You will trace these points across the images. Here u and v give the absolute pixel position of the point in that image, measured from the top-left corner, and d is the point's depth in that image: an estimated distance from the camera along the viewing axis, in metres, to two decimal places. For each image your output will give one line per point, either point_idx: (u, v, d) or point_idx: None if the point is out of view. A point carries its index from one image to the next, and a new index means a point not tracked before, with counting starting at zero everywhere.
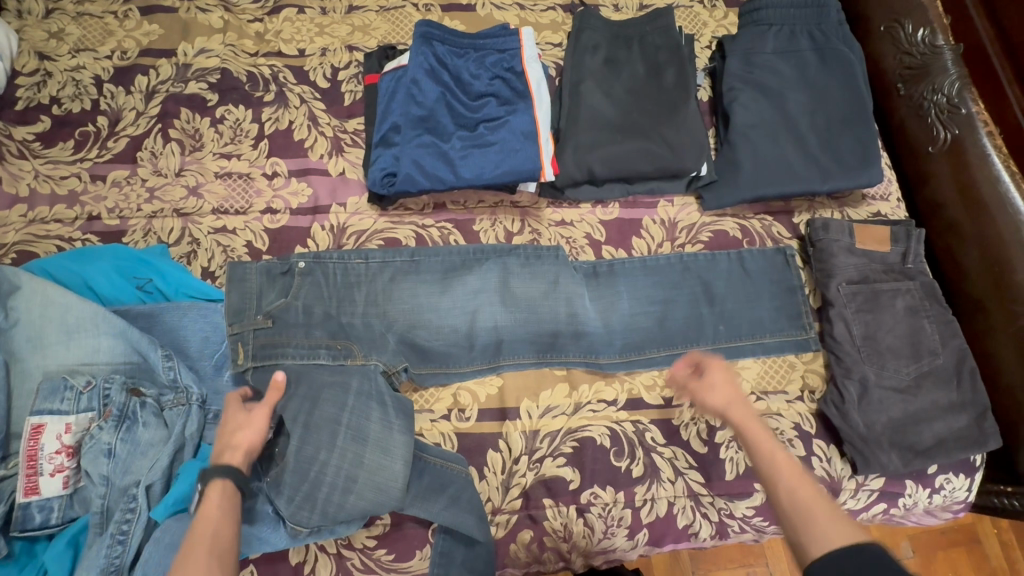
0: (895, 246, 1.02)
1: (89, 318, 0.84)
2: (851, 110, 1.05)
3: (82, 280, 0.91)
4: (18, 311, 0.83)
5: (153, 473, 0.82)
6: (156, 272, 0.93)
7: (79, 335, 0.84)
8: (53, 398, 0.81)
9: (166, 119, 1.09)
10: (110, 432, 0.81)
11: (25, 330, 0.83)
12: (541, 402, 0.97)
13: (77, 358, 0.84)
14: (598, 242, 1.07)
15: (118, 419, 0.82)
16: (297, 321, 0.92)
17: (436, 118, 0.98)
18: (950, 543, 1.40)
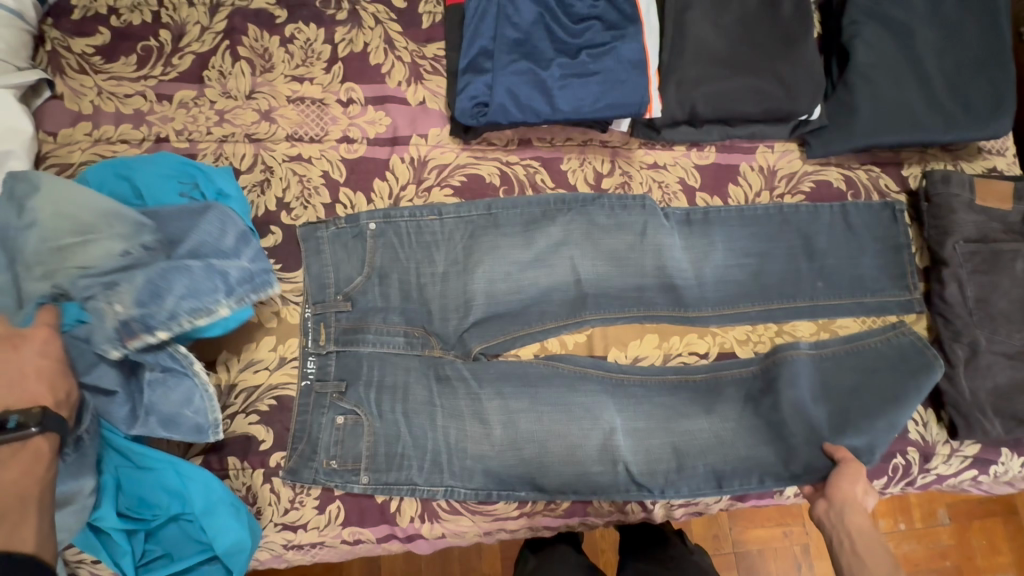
0: (1018, 204, 0.94)
1: (108, 216, 0.74)
2: (985, 50, 0.95)
3: (127, 182, 0.85)
4: (32, 208, 0.72)
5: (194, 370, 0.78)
6: (203, 178, 0.87)
7: (95, 235, 0.73)
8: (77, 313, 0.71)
9: (233, 36, 1.00)
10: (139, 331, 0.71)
11: (34, 230, 0.72)
12: (629, 352, 0.93)
13: (88, 258, 0.72)
14: (692, 188, 1.00)
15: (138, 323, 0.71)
16: (373, 302, 0.89)
17: (533, 43, 0.90)
18: (986, 513, 1.39)
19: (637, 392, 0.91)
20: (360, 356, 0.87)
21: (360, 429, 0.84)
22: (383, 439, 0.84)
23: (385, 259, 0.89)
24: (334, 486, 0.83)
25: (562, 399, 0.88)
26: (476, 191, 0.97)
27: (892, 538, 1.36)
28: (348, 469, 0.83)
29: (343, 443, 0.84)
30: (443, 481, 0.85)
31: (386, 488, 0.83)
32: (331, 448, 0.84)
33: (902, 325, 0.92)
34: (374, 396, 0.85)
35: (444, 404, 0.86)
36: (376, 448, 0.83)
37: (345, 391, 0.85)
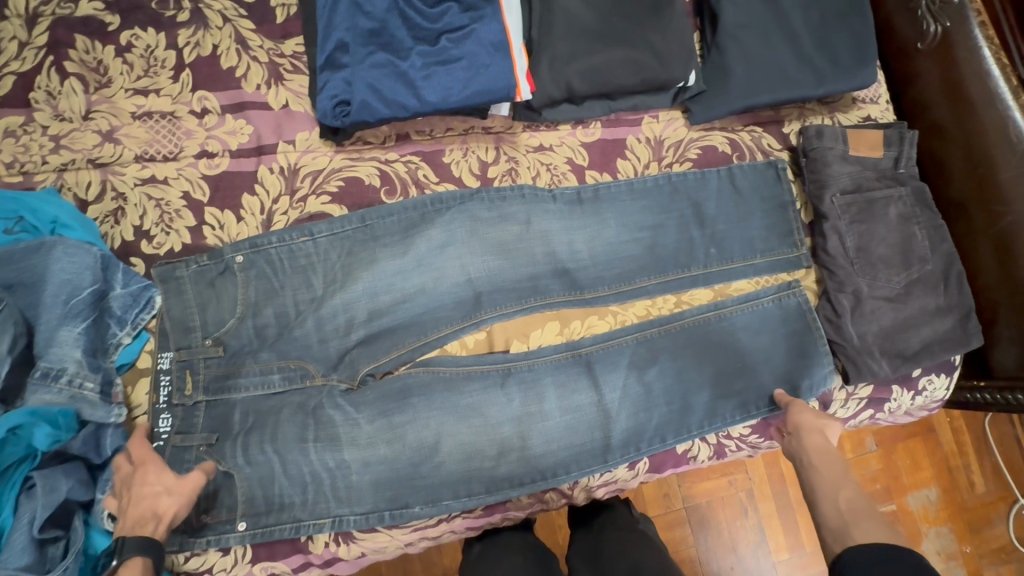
0: (888, 150, 0.97)
1: None
2: (844, 2, 0.96)
3: None
4: None
5: (99, 409, 0.74)
6: (27, 209, 0.78)
7: None
8: None
9: (59, 50, 0.90)
10: (52, 390, 0.71)
11: None
12: (532, 342, 0.92)
13: None
14: (581, 166, 0.99)
15: (45, 375, 0.71)
16: (246, 344, 0.84)
17: (389, 31, 0.84)
18: (909, 434, 1.48)
19: (544, 380, 0.90)
20: (234, 404, 0.83)
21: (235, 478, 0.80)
22: (257, 482, 0.79)
23: (258, 293, 0.84)
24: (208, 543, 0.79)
25: (447, 402, 0.86)
26: (356, 196, 0.92)
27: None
28: (222, 522, 0.79)
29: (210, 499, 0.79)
30: (330, 511, 0.82)
31: (266, 532, 0.80)
32: (203, 501, 0.79)
33: (796, 285, 0.96)
34: (242, 447, 0.79)
35: (318, 435, 0.81)
36: (252, 492, 0.79)
37: (214, 444, 0.80)
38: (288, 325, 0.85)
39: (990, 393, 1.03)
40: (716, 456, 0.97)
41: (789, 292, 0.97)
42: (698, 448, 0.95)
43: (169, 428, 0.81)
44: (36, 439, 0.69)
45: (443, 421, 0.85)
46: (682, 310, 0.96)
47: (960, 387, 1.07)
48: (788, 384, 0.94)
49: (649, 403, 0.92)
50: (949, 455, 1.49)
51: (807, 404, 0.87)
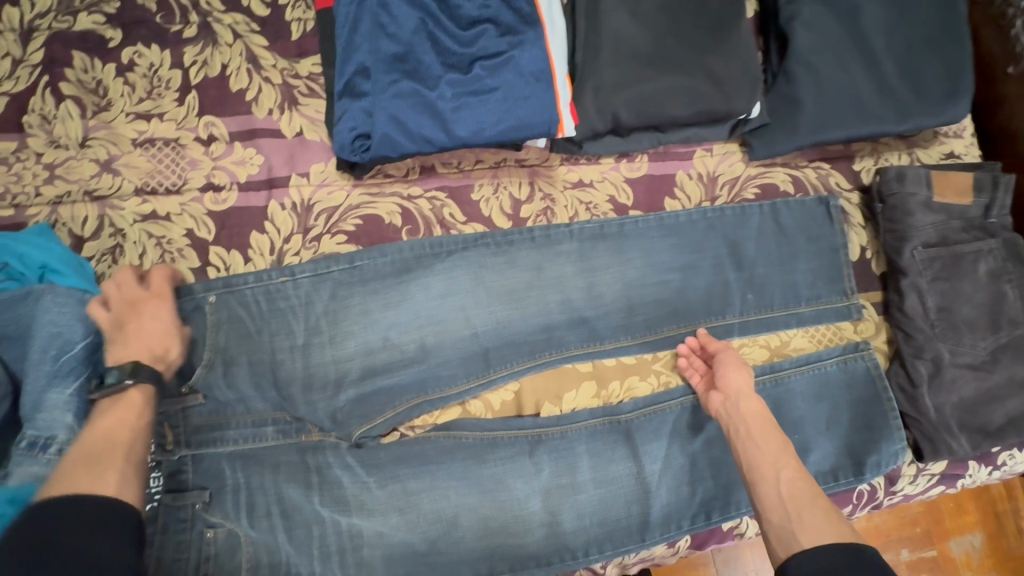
0: (977, 197, 0.85)
1: None
2: (936, 24, 0.84)
3: None
4: None
5: None
6: (14, 255, 0.70)
7: None
8: None
9: (55, 68, 0.82)
10: (40, 462, 0.64)
11: None
12: (565, 406, 0.83)
13: None
14: (624, 206, 0.88)
15: (31, 445, 0.64)
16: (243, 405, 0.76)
17: (416, 56, 0.74)
18: None
19: (575, 446, 0.81)
20: (221, 458, 0.75)
21: None
22: (264, 548, 0.72)
23: (264, 345, 0.76)
24: None
25: (468, 472, 0.78)
26: (375, 235, 0.83)
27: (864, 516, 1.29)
28: None
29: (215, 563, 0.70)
30: None
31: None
32: (201, 567, 0.69)
33: (865, 346, 0.85)
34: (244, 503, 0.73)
35: (325, 497, 0.76)
36: (261, 557, 0.71)
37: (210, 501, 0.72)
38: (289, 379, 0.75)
39: None
40: None
41: (857, 354, 0.86)
42: (747, 524, 0.86)
43: (159, 488, 0.71)
44: None
45: (465, 489, 0.78)
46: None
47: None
48: (849, 460, 0.84)
49: (695, 475, 0.83)
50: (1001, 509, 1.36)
51: (733, 359, 0.79)
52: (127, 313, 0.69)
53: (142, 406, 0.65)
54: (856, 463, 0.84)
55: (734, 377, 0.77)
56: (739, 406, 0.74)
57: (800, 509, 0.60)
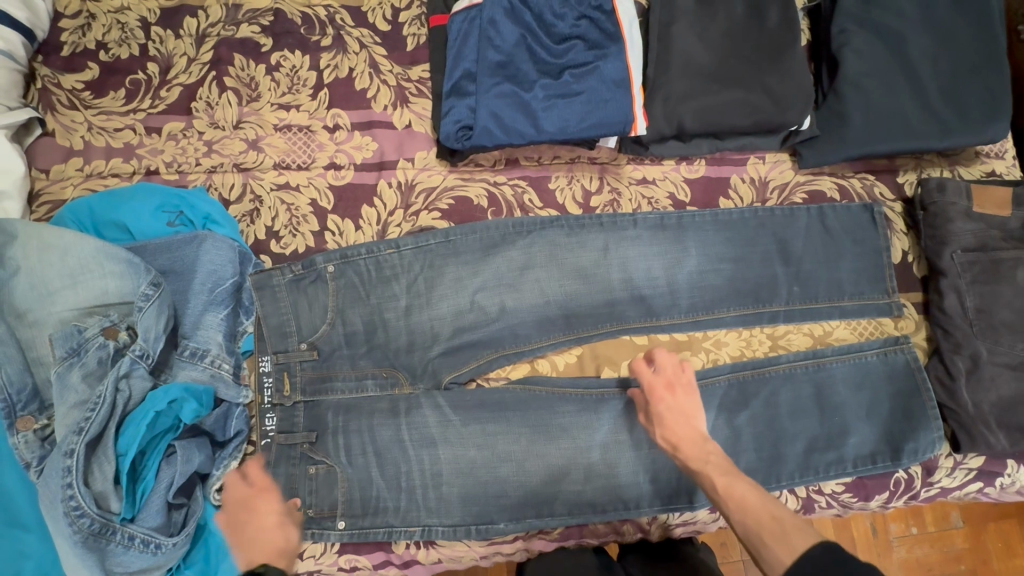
0: (1017, 210, 0.92)
1: (92, 257, 0.77)
2: (979, 55, 0.93)
3: (110, 221, 0.84)
4: (17, 259, 0.76)
5: (231, 390, 0.82)
6: (187, 205, 0.86)
7: (87, 276, 0.77)
8: (123, 375, 0.74)
9: (220, 66, 1.01)
10: (198, 367, 0.80)
11: (26, 279, 0.75)
12: (622, 372, 0.93)
13: (89, 299, 0.77)
14: (682, 202, 1.00)
15: (193, 354, 0.80)
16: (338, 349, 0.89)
17: (516, 65, 0.89)
18: (1004, 515, 1.35)
19: (627, 410, 0.91)
20: (326, 390, 0.88)
21: (333, 477, 0.85)
22: (357, 484, 0.85)
23: (362, 298, 0.90)
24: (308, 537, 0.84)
25: (535, 423, 0.89)
26: (464, 214, 0.97)
27: (904, 542, 1.31)
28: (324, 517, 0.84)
29: (316, 492, 0.85)
30: (420, 520, 0.86)
31: (362, 533, 0.85)
32: (306, 498, 0.84)
33: (905, 341, 0.92)
34: (342, 440, 0.86)
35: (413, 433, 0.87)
36: (352, 493, 0.85)
37: (315, 442, 0.86)
38: (394, 331, 0.90)
39: None
40: (803, 511, 0.92)
41: (897, 347, 0.93)
42: (786, 499, 0.92)
43: (274, 428, 0.87)
44: (184, 412, 0.76)
45: (532, 440, 0.88)
46: (777, 355, 0.93)
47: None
48: (885, 445, 0.90)
49: (738, 447, 0.90)
50: None
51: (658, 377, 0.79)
52: (233, 511, 0.74)
53: None
54: (893, 448, 0.90)
55: (667, 404, 0.76)
56: (685, 449, 0.72)
57: (764, 533, 0.62)
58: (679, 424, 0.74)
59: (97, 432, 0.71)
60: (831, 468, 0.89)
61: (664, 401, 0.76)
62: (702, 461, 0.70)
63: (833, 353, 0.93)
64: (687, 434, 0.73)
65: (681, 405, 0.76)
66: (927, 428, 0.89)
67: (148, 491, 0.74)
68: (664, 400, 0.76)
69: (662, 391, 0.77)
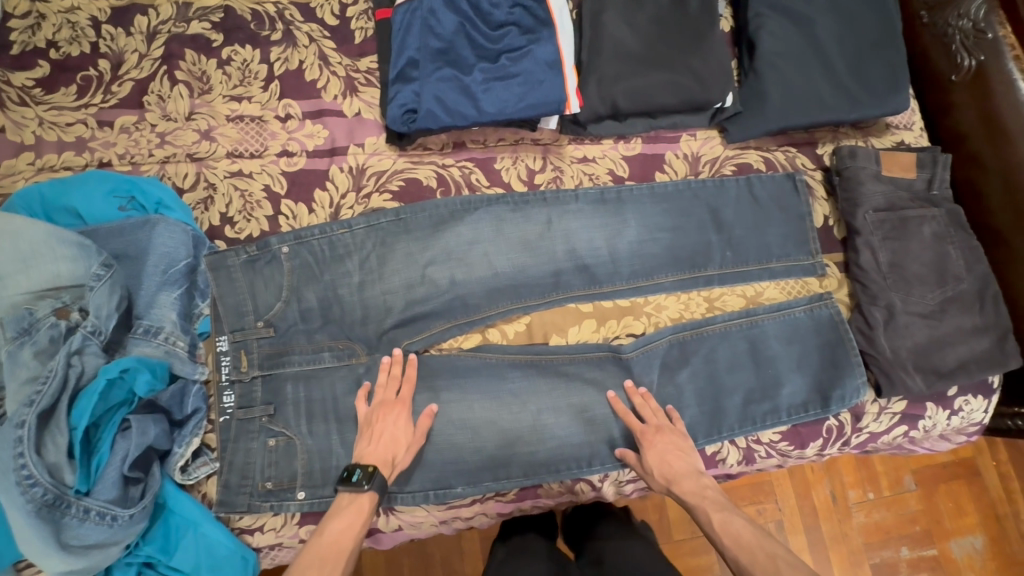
0: (921, 173, 1.01)
1: (43, 241, 0.78)
2: (878, 34, 1.02)
3: (62, 208, 0.86)
4: None
5: (186, 365, 0.85)
6: (139, 191, 0.88)
7: (38, 260, 0.78)
8: (75, 351, 0.77)
9: (171, 61, 1.04)
10: (151, 344, 0.82)
11: None
12: (570, 338, 0.98)
13: (40, 281, 0.78)
14: (621, 178, 1.06)
15: (146, 331, 0.83)
16: (294, 326, 0.92)
17: (456, 50, 0.95)
18: (953, 476, 1.42)
19: (576, 373, 0.96)
20: (283, 366, 0.91)
21: (292, 449, 0.88)
22: (317, 455, 0.88)
23: (315, 276, 0.93)
24: (269, 507, 0.86)
25: (488, 388, 0.93)
26: (414, 195, 1.02)
27: (863, 508, 1.38)
28: (284, 488, 0.87)
29: (276, 464, 0.87)
30: None
31: (322, 502, 0.87)
32: (265, 470, 0.87)
33: (829, 297, 0.99)
34: (301, 413, 0.89)
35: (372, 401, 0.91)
36: (311, 465, 0.88)
37: (275, 414, 0.89)
38: (349, 307, 0.93)
39: None
40: (745, 461, 0.98)
41: (823, 304, 1.00)
42: (727, 450, 0.97)
43: (232, 405, 0.88)
44: (139, 384, 0.79)
45: (486, 405, 0.93)
46: (714, 316, 1.00)
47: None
48: (816, 394, 0.96)
49: (682, 403, 0.96)
50: (998, 503, 1.42)
51: (657, 425, 0.90)
52: (378, 413, 0.86)
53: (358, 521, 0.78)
54: (823, 396, 0.96)
55: (672, 462, 0.86)
56: (680, 484, 0.84)
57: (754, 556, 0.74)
58: (676, 462, 0.86)
59: (49, 405, 0.74)
60: (768, 419, 0.96)
61: (662, 447, 0.88)
62: (697, 496, 0.82)
63: (765, 311, 0.99)
64: (682, 470, 0.86)
65: (683, 447, 0.89)
66: (852, 376, 0.96)
67: (103, 465, 0.77)
68: (664, 441, 0.88)
69: (664, 438, 0.89)
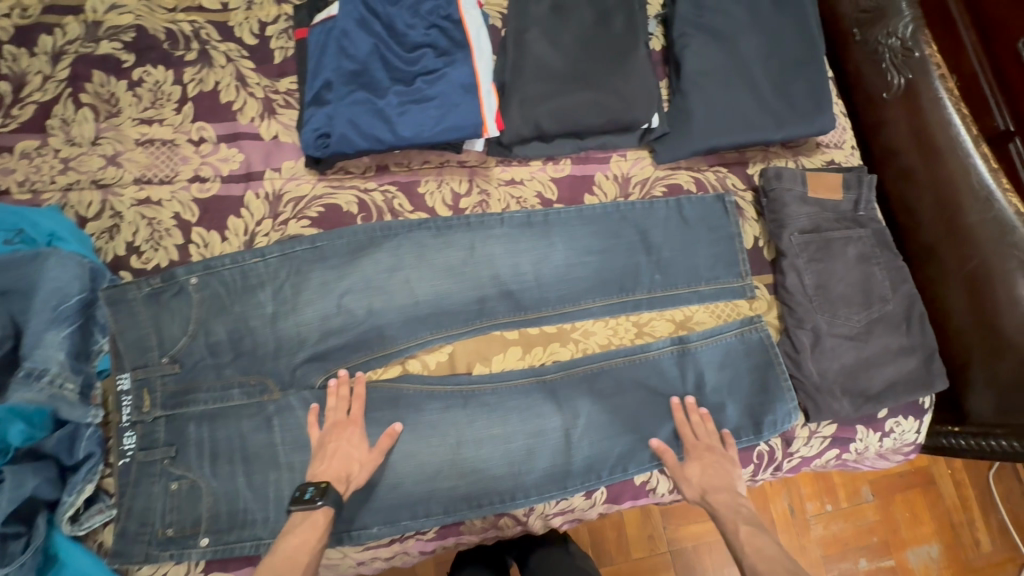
0: (847, 193, 1.00)
1: None
2: (801, 54, 1.02)
3: None
4: None
5: (76, 411, 0.79)
6: (30, 224, 0.85)
7: None
8: None
9: (77, 83, 0.99)
10: (33, 390, 0.75)
11: None
12: (493, 367, 0.96)
13: None
14: (549, 200, 1.03)
15: (28, 375, 0.76)
16: (200, 362, 0.88)
17: (370, 73, 0.92)
18: (909, 486, 1.41)
19: (500, 403, 0.93)
20: (189, 405, 0.86)
21: (197, 492, 0.84)
22: (224, 497, 0.84)
23: (224, 308, 0.89)
24: (170, 555, 0.82)
25: (408, 421, 0.90)
26: (334, 221, 0.98)
27: (821, 520, 1.36)
28: (186, 534, 0.83)
29: (179, 508, 0.83)
30: None
31: (227, 549, 0.83)
32: (166, 515, 0.83)
33: (759, 320, 0.98)
34: (207, 453, 0.85)
35: (285, 438, 0.87)
36: (218, 507, 0.84)
37: (176, 456, 0.85)
38: (261, 339, 0.89)
39: (967, 439, 1.03)
40: (675, 490, 0.97)
41: (753, 327, 0.98)
42: (656, 480, 0.96)
43: (133, 446, 0.84)
44: (11, 434, 0.75)
45: (406, 440, 0.89)
46: (643, 341, 0.98)
47: (982, 433, 1.01)
48: (746, 419, 0.95)
49: (611, 432, 0.93)
50: (952, 511, 1.42)
51: (698, 449, 0.91)
52: (331, 433, 0.85)
53: (314, 537, 0.74)
54: (754, 422, 0.94)
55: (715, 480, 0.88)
56: (714, 498, 0.86)
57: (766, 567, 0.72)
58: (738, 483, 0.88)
59: None
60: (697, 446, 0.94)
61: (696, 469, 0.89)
62: (730, 510, 0.83)
63: (694, 336, 0.97)
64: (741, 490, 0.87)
65: (727, 467, 0.90)
66: (781, 401, 0.94)
67: None
68: (704, 462, 0.90)
69: (711, 458, 0.90)
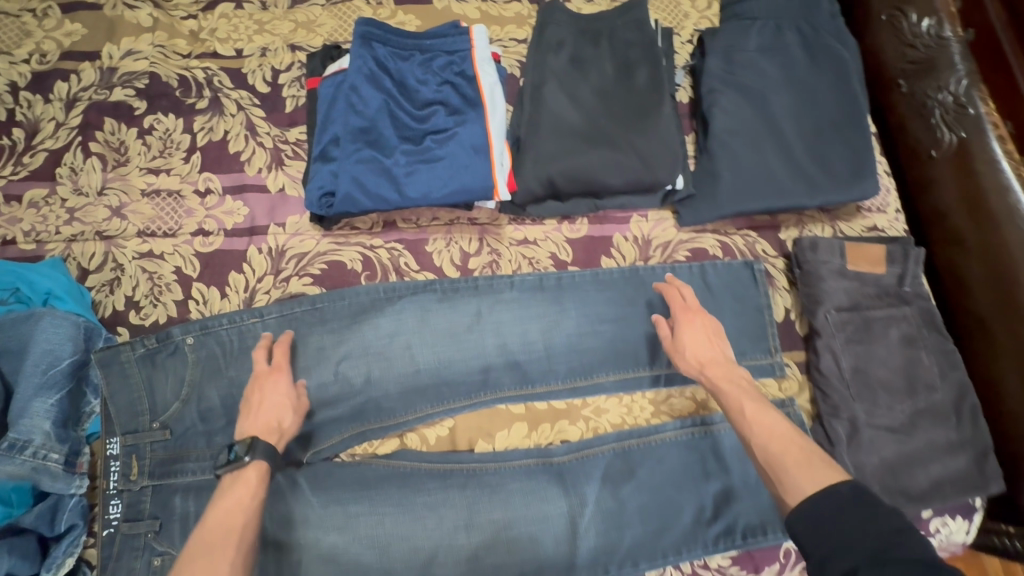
0: (891, 267, 0.92)
1: None
2: (841, 114, 0.95)
3: None
4: None
5: (58, 482, 0.76)
6: (28, 283, 0.84)
7: None
8: None
9: (88, 131, 0.99)
10: (15, 462, 0.73)
11: None
12: (496, 444, 0.89)
13: None
14: (563, 263, 0.97)
15: (11, 446, 0.73)
16: (191, 428, 0.84)
17: (378, 130, 0.87)
18: None
19: (503, 483, 0.86)
20: (177, 473, 0.83)
21: None
22: None
23: (217, 372, 0.85)
24: None
25: (403, 500, 0.84)
26: (337, 279, 0.94)
27: None
28: None
29: None
30: None
31: None
32: None
33: (790, 403, 0.88)
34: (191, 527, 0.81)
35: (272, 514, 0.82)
36: None
37: (160, 530, 0.80)
38: None
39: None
40: None
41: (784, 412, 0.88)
42: None
43: (118, 516, 0.81)
44: None
45: (400, 522, 0.83)
46: (660, 423, 0.91)
47: None
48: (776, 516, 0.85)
49: (622, 521, 0.86)
50: None
51: (686, 314, 0.84)
52: (253, 387, 0.80)
53: (256, 487, 0.72)
54: None
55: (701, 352, 0.81)
56: (711, 370, 0.79)
57: (788, 464, 0.65)
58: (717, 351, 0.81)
59: None
60: (718, 542, 0.85)
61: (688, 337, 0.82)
62: (732, 385, 0.76)
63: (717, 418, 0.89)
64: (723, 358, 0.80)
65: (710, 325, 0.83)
66: None
67: None
68: (694, 323, 0.83)
69: (699, 322, 0.84)
